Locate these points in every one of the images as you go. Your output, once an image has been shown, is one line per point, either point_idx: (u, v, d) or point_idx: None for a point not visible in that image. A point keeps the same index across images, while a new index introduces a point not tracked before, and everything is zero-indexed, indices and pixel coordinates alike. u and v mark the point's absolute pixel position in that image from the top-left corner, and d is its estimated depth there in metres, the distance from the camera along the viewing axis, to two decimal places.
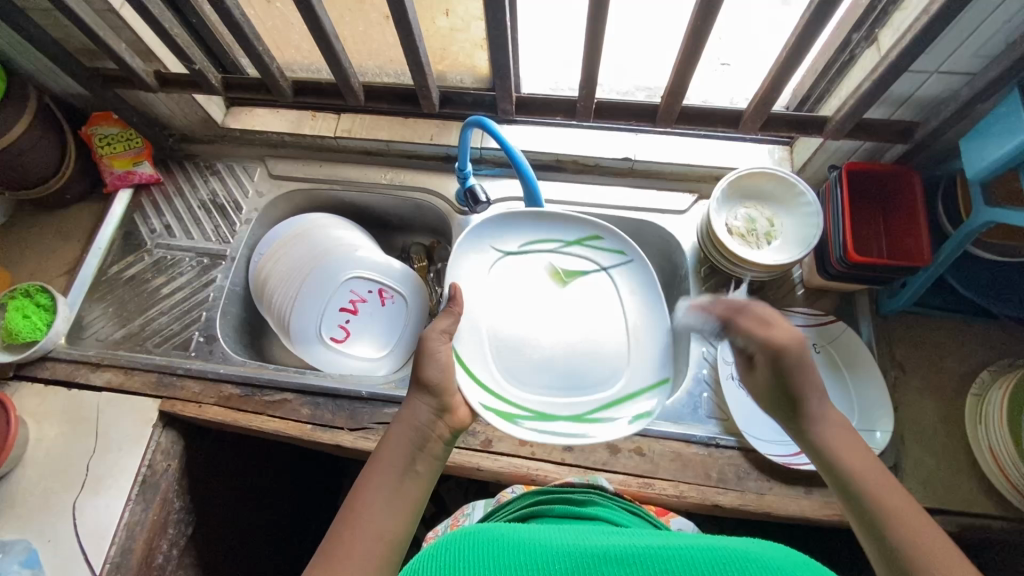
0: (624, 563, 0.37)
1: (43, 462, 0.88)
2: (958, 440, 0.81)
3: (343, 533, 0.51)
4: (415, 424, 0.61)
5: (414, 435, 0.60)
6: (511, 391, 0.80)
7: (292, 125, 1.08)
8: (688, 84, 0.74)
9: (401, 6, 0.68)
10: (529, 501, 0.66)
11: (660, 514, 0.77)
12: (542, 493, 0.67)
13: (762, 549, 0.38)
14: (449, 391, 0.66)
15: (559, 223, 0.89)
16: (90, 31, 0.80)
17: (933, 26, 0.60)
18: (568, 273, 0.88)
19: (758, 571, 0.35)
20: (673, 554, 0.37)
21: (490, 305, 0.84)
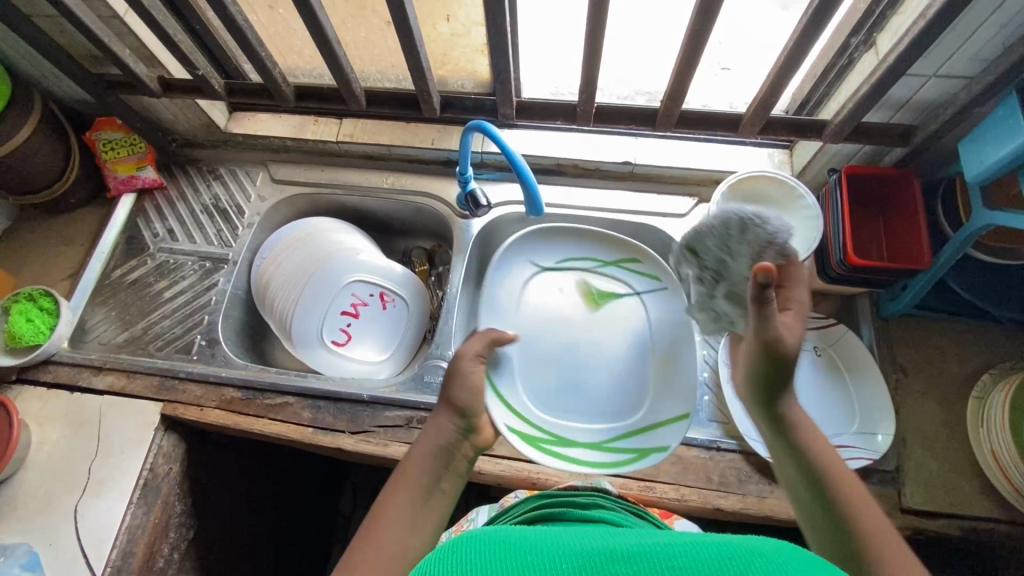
0: (630, 562, 0.36)
1: (45, 465, 0.88)
2: (960, 443, 0.81)
3: (370, 543, 0.52)
4: (441, 442, 0.62)
5: (439, 454, 0.61)
6: (535, 414, 0.86)
7: (294, 130, 1.08)
8: (687, 88, 0.75)
9: (402, 11, 0.69)
10: (534, 505, 0.66)
11: (665, 517, 0.77)
12: (545, 496, 0.67)
13: (771, 546, 0.37)
14: (477, 411, 0.66)
15: (599, 246, 0.96)
16: (94, 37, 0.80)
17: (931, 30, 0.60)
18: (602, 295, 0.94)
19: (765, 564, 0.34)
20: (679, 550, 0.36)
21: (525, 318, 0.92)
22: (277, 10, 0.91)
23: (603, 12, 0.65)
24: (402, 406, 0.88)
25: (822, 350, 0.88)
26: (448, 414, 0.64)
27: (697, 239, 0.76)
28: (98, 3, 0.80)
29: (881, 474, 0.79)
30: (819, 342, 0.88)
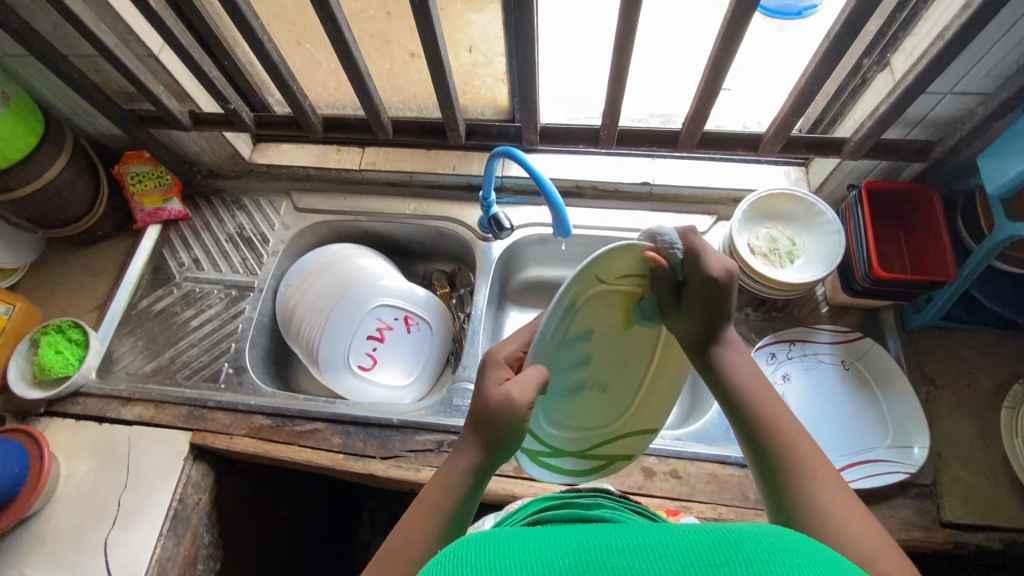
0: (626, 553, 0.33)
1: (75, 498, 0.87)
2: (996, 454, 0.81)
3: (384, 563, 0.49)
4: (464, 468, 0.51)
5: (462, 480, 0.51)
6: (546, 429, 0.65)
7: (318, 159, 1.11)
8: (709, 111, 0.77)
9: (434, 46, 0.72)
10: (535, 507, 0.65)
11: (670, 514, 0.78)
12: (550, 501, 0.66)
13: (762, 530, 0.35)
14: (512, 436, 0.50)
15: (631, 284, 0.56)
16: (132, 76, 0.83)
17: (949, 49, 0.62)
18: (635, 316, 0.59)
19: (766, 555, 0.32)
20: (674, 540, 0.34)
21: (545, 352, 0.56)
22: (303, 45, 0.94)
23: (630, 39, 0.67)
24: (432, 430, 0.88)
25: (850, 364, 0.88)
26: (477, 442, 0.51)
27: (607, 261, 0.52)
28: (135, 42, 0.83)
29: (919, 488, 0.79)
30: (846, 355, 0.88)
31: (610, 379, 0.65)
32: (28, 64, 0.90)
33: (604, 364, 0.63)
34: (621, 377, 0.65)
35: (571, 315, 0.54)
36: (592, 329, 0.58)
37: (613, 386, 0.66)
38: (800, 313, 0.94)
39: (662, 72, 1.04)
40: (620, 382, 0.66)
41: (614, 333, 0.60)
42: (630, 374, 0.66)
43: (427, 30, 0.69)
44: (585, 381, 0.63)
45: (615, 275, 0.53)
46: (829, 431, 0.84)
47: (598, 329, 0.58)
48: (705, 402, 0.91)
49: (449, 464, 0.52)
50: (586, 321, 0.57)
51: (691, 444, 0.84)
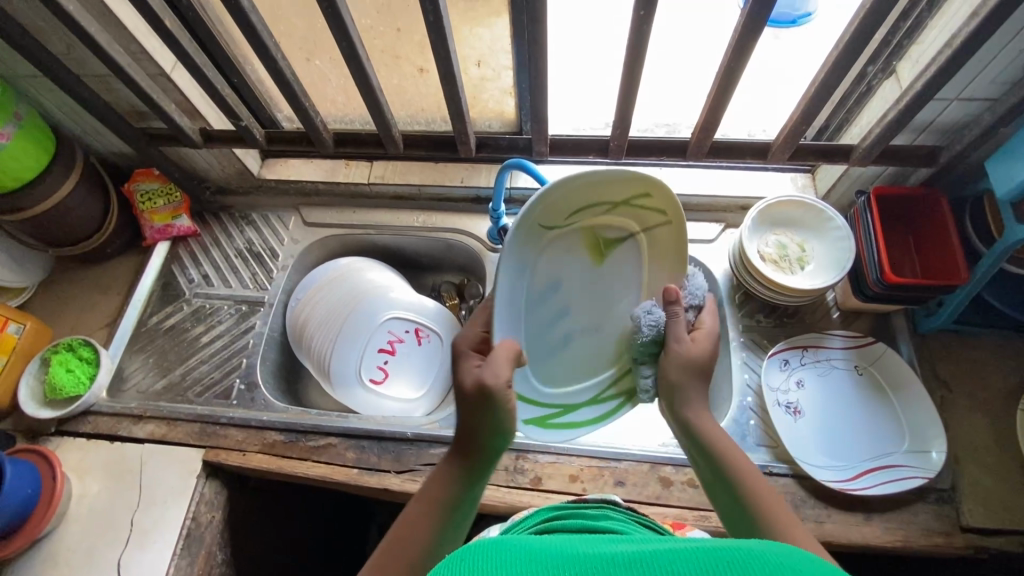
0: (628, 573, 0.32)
1: (87, 518, 0.87)
2: (1014, 457, 0.81)
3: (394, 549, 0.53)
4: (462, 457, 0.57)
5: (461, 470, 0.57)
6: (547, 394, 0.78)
7: (327, 174, 1.12)
8: (719, 120, 0.77)
9: (447, 60, 0.72)
10: (543, 517, 0.66)
11: (676, 528, 0.77)
12: (556, 510, 0.67)
13: (769, 547, 0.34)
14: (497, 422, 0.57)
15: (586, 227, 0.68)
16: (145, 95, 0.83)
17: (958, 56, 0.63)
18: (604, 244, 0.70)
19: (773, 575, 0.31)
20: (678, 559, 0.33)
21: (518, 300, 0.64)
22: (313, 62, 0.95)
23: (641, 53, 0.68)
24: (447, 443, 0.88)
25: (864, 369, 0.88)
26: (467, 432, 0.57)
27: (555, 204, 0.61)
28: (148, 62, 0.84)
29: (938, 493, 0.79)
30: (859, 361, 0.89)
31: (604, 290, 0.73)
32: (40, 85, 0.90)
33: (591, 283, 0.73)
34: (614, 277, 0.73)
35: (535, 261, 0.65)
36: (562, 270, 0.69)
37: (610, 288, 0.73)
38: (811, 319, 0.94)
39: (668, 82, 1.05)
40: (614, 285, 0.74)
41: (586, 259, 0.71)
42: (621, 268, 0.73)
43: (441, 45, 0.70)
44: (579, 300, 0.72)
45: (563, 215, 0.64)
46: (844, 436, 0.84)
47: (570, 266, 0.70)
48: (720, 411, 0.91)
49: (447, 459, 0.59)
50: (554, 266, 0.68)
51: None
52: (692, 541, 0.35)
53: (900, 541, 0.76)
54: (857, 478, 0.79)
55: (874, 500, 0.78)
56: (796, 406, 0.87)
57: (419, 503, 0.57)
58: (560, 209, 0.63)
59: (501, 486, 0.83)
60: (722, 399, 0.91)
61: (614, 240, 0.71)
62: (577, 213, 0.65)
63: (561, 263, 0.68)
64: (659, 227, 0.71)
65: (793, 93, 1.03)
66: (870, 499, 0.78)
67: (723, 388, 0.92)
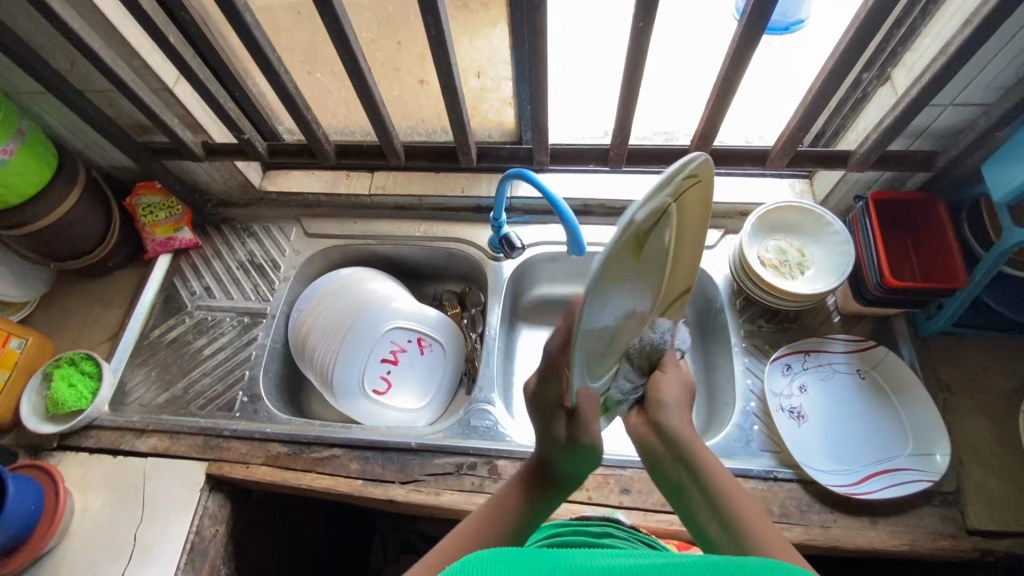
0: None
1: (90, 533, 0.86)
2: (1018, 459, 0.81)
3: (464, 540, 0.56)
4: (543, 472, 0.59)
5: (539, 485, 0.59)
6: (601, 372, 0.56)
7: (328, 185, 1.13)
8: (718, 127, 0.78)
9: (449, 73, 0.73)
10: (546, 534, 0.69)
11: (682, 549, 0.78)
12: (559, 527, 0.70)
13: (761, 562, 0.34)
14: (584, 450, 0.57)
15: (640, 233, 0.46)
16: (148, 109, 0.84)
17: (952, 63, 0.64)
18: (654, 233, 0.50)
19: None
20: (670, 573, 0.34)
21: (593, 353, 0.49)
22: (314, 75, 0.96)
23: (641, 65, 0.69)
24: (451, 453, 0.88)
25: (865, 373, 0.89)
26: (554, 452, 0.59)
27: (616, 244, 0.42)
28: (151, 77, 0.85)
29: (943, 496, 0.79)
30: (861, 365, 0.89)
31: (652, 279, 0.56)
32: (43, 101, 0.91)
33: (638, 283, 0.52)
34: (657, 257, 0.53)
35: (598, 307, 0.45)
36: (613, 294, 0.47)
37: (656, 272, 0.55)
38: (811, 323, 0.94)
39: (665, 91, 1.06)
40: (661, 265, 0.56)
41: (633, 265, 0.48)
42: (660, 246, 0.52)
43: (443, 59, 0.71)
44: (632, 306, 0.53)
45: (623, 246, 0.43)
46: (847, 440, 0.85)
47: (619, 283, 0.47)
48: (723, 417, 0.91)
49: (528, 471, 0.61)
50: (612, 300, 0.47)
51: None
52: (686, 556, 0.36)
53: (906, 544, 0.76)
54: (862, 483, 0.79)
55: (880, 504, 0.78)
56: (799, 411, 0.87)
57: (493, 508, 0.59)
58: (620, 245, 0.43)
59: None
60: (726, 406, 0.91)
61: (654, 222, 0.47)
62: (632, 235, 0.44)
63: (607, 287, 0.45)
64: (695, 179, 0.49)
65: (791, 98, 1.04)
66: (876, 503, 0.78)
67: (726, 394, 0.92)
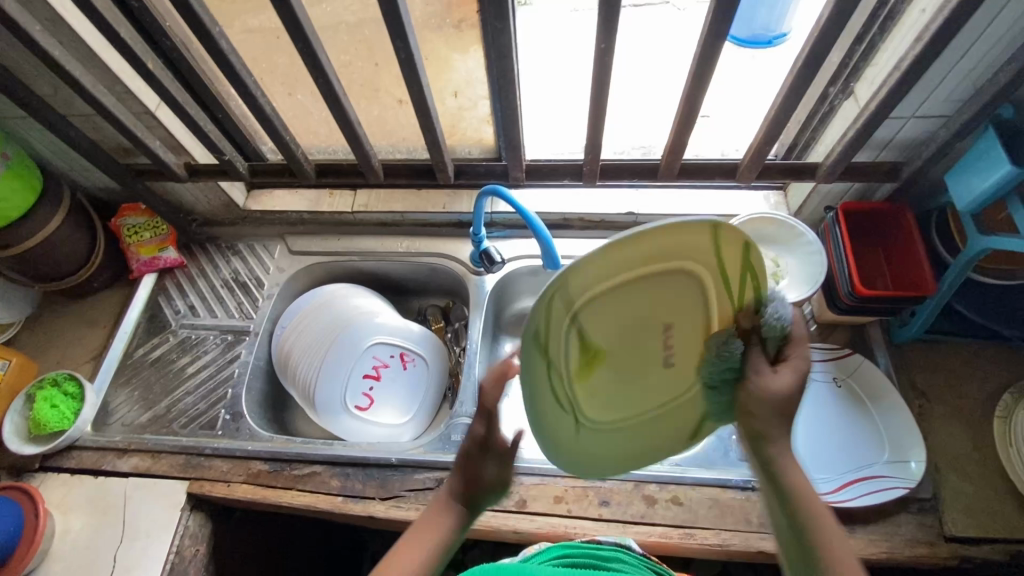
0: None
1: (69, 555, 0.86)
2: (993, 465, 0.81)
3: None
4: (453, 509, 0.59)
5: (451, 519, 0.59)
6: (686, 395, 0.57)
7: (311, 204, 1.14)
8: (686, 142, 0.80)
9: (421, 95, 0.75)
10: (556, 554, 0.67)
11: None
12: (568, 548, 0.68)
13: None
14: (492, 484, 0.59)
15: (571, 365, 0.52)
16: (129, 132, 0.86)
17: (905, 80, 0.66)
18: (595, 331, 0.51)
19: None
20: None
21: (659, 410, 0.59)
22: (295, 96, 0.98)
23: (605, 85, 0.70)
24: (432, 467, 0.88)
25: (842, 380, 0.89)
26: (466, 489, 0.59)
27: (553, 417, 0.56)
28: (132, 101, 0.86)
29: (920, 503, 0.79)
30: (837, 373, 0.90)
31: (660, 314, 0.51)
32: (28, 126, 0.93)
33: (637, 352, 0.54)
34: (634, 321, 0.51)
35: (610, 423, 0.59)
36: (609, 395, 0.57)
37: (642, 311, 0.51)
38: None
39: (639, 107, 1.09)
40: (652, 305, 0.50)
41: (608, 375, 0.55)
42: (609, 325, 0.51)
43: (414, 79, 0.73)
44: (655, 361, 0.55)
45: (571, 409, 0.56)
46: (825, 448, 0.85)
47: (604, 378, 0.55)
48: None
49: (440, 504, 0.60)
50: (621, 400, 0.58)
51: (691, 469, 0.84)
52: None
53: (883, 553, 0.76)
54: (838, 491, 0.80)
55: (856, 512, 0.79)
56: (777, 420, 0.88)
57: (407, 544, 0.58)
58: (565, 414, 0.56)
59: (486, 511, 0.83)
60: None
61: (565, 350, 0.51)
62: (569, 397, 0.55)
63: (591, 400, 0.56)
64: (551, 311, 0.47)
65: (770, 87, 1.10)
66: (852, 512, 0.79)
67: None
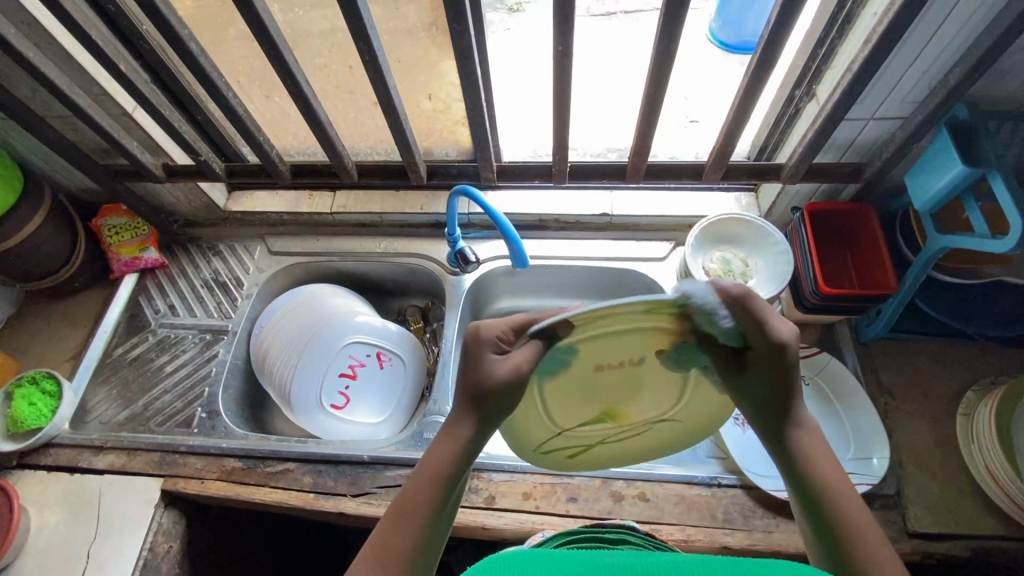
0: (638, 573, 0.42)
1: (44, 551, 0.87)
2: (957, 462, 0.82)
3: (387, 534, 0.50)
4: (455, 445, 0.52)
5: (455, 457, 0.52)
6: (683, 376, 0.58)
7: (291, 205, 1.15)
8: (650, 144, 0.82)
9: (388, 97, 0.77)
10: (559, 541, 0.67)
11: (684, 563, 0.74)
12: (572, 535, 0.69)
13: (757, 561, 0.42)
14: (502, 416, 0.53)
15: (580, 419, 0.62)
16: (106, 133, 0.87)
17: (857, 80, 0.68)
18: (570, 409, 0.61)
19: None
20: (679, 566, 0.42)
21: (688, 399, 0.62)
22: (273, 99, 1.00)
23: (567, 87, 0.72)
24: (403, 465, 0.89)
25: (810, 379, 0.90)
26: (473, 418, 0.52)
27: (595, 447, 0.68)
28: (109, 102, 0.88)
29: (884, 500, 0.79)
30: (806, 371, 0.90)
31: (603, 382, 0.58)
32: (7, 129, 0.94)
33: (617, 388, 0.59)
34: (592, 396, 0.60)
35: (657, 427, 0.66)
36: (651, 392, 0.61)
37: (574, 381, 0.57)
38: None
39: (616, 111, 1.12)
40: (590, 384, 0.58)
41: (628, 404, 0.62)
42: (574, 406, 0.60)
43: (378, 79, 0.74)
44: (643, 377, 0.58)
45: (613, 444, 0.68)
46: None
47: (624, 391, 0.60)
48: None
49: (444, 440, 0.53)
50: (656, 405, 0.62)
51: (659, 466, 0.85)
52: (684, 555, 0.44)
53: None
54: None
55: None
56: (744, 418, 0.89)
57: (410, 490, 0.52)
58: (604, 444, 0.68)
59: None
60: None
61: (566, 413, 0.61)
62: (598, 444, 0.68)
63: (638, 400, 0.61)
64: (530, 437, 0.63)
65: None
66: None
67: None
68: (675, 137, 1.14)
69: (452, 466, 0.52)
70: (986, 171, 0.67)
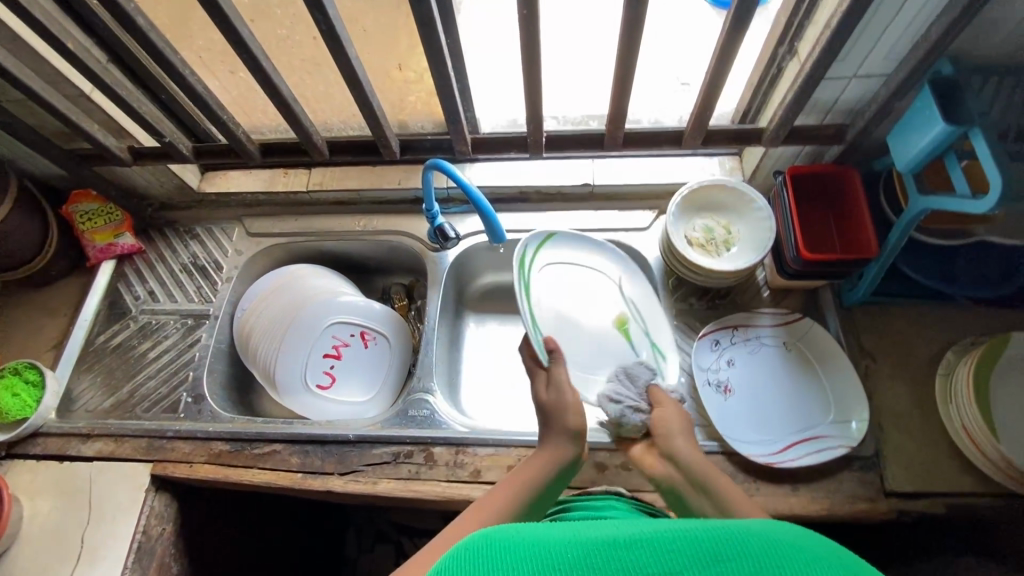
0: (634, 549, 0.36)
1: (39, 538, 0.88)
2: (934, 421, 0.83)
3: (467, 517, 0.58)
4: (546, 465, 0.66)
5: (544, 472, 0.65)
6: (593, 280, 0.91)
7: (266, 184, 1.12)
8: (627, 109, 0.79)
9: (350, 70, 0.74)
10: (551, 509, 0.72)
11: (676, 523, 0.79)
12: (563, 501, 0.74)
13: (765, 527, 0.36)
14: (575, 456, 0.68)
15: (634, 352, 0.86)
16: (66, 117, 0.85)
17: (836, 38, 0.65)
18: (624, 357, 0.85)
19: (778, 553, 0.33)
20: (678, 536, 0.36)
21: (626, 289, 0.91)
22: (238, 74, 0.97)
23: (536, 53, 0.69)
24: (389, 442, 0.89)
25: (792, 345, 0.90)
26: (564, 447, 0.67)
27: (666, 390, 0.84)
28: (64, 84, 0.85)
29: (861, 460, 0.81)
30: (787, 337, 0.91)
31: (591, 337, 0.86)
32: None
33: (609, 333, 0.86)
34: (610, 343, 0.86)
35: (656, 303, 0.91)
36: (595, 299, 0.89)
37: (587, 347, 0.84)
38: (741, 299, 0.96)
39: (597, 76, 1.08)
40: (596, 344, 0.85)
41: (609, 317, 0.88)
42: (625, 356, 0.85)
43: (339, 52, 0.71)
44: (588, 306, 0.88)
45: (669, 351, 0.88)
46: (774, 411, 0.86)
47: (595, 306, 0.89)
48: None
49: (534, 461, 0.66)
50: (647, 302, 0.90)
51: None
52: (685, 520, 0.38)
53: (824, 509, 0.77)
54: (782, 452, 0.81)
55: (800, 473, 0.80)
56: (726, 385, 0.89)
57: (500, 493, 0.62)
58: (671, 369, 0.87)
59: (442, 483, 0.85)
60: None
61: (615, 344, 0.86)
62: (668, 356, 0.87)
63: (609, 304, 0.89)
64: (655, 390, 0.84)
65: None
66: (796, 473, 0.80)
67: None
68: (662, 100, 1.11)
69: (540, 477, 0.64)
70: (964, 129, 0.65)
